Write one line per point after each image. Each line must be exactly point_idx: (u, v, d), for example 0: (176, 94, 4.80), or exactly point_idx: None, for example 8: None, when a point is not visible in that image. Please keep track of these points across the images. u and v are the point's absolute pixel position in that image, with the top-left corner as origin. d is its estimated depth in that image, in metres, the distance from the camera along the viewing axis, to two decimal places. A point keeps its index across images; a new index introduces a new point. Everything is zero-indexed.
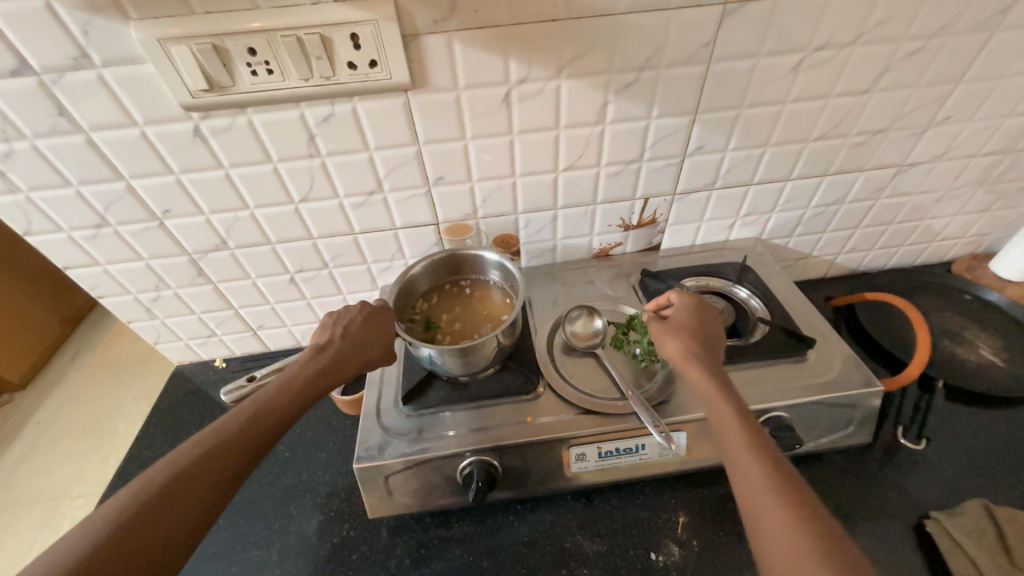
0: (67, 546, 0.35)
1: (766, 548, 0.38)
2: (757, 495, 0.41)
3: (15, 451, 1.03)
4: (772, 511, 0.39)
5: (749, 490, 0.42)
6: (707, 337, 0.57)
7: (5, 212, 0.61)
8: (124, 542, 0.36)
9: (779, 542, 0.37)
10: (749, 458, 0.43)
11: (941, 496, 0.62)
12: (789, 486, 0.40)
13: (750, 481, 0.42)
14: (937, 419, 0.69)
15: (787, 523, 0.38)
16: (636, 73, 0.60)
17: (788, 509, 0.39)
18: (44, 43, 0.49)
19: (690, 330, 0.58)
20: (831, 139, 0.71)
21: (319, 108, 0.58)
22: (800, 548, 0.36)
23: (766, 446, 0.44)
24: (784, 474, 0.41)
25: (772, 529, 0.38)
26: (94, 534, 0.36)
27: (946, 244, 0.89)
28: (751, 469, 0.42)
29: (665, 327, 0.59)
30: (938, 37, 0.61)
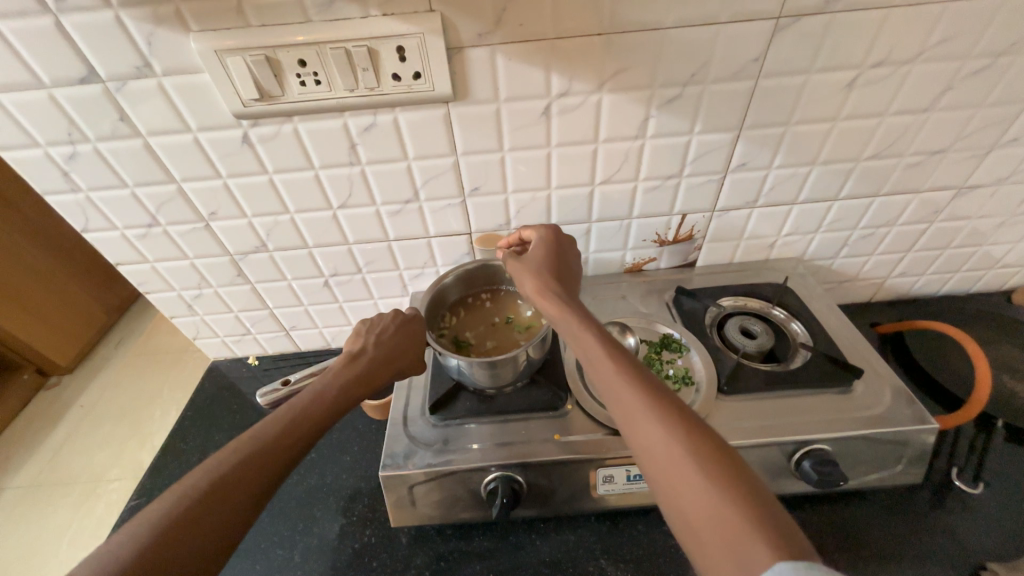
0: (114, 551, 0.35)
1: (654, 469, 0.38)
2: (638, 417, 0.40)
3: (60, 433, 1.08)
4: (653, 428, 0.38)
5: (630, 417, 0.40)
6: (562, 267, 0.58)
7: (67, 210, 0.65)
8: (166, 548, 0.36)
9: (687, 498, 0.35)
10: (623, 381, 0.42)
11: (1001, 547, 0.57)
12: (661, 397, 0.40)
13: (628, 406, 0.41)
14: (996, 462, 0.64)
15: (668, 437, 0.38)
16: (680, 88, 0.59)
17: (668, 423, 0.38)
18: (112, 53, 0.51)
19: (543, 263, 0.58)
20: (884, 159, 0.68)
21: (362, 117, 0.59)
22: (683, 460, 0.36)
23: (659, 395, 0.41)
24: (656, 388, 0.41)
25: (656, 448, 0.38)
26: (137, 540, 0.36)
27: (1008, 272, 0.83)
28: (626, 393, 0.41)
29: (525, 264, 0.58)
30: (1008, 55, 0.57)
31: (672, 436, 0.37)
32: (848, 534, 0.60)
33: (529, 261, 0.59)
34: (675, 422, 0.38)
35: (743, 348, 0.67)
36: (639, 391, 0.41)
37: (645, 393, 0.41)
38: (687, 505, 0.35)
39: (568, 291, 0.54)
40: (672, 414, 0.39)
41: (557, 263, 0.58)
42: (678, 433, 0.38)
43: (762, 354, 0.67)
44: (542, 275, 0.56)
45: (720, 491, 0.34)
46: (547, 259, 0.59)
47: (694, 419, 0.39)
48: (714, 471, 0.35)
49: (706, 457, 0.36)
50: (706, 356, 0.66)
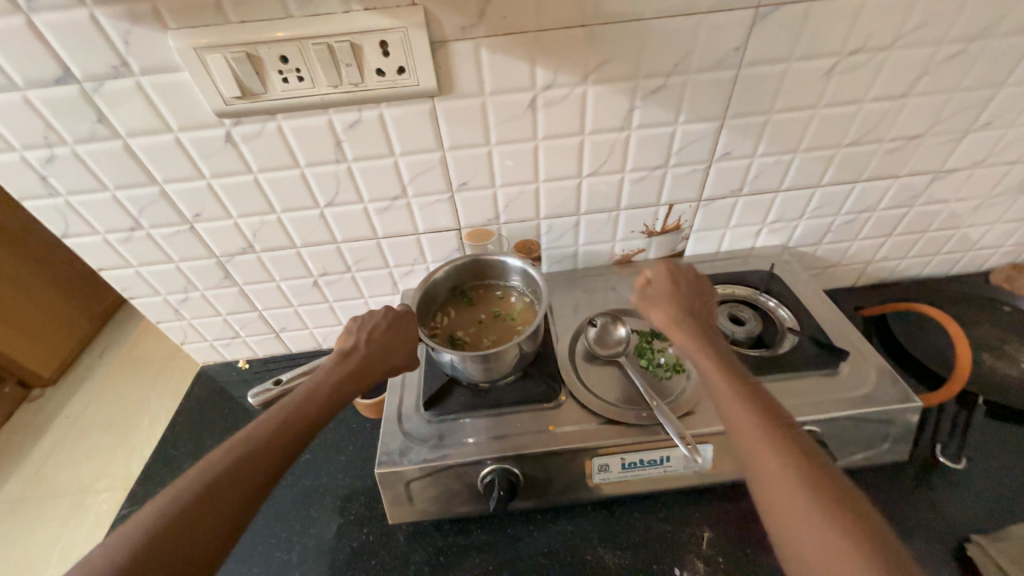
0: (107, 556, 0.35)
1: (775, 508, 0.40)
2: (758, 440, 0.44)
3: (46, 445, 1.06)
4: (773, 453, 0.42)
5: (748, 436, 0.44)
6: (698, 293, 0.62)
7: (46, 215, 0.63)
8: (159, 552, 0.36)
9: (811, 539, 0.37)
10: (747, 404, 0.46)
11: (983, 519, 0.59)
12: (790, 447, 0.43)
13: (749, 429, 0.44)
14: (977, 437, 0.66)
15: (788, 464, 0.41)
16: (663, 79, 0.60)
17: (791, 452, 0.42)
18: (88, 53, 0.50)
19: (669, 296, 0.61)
20: (864, 145, 0.69)
21: (346, 114, 0.58)
22: (808, 504, 0.39)
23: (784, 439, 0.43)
24: (776, 416, 0.45)
25: (771, 470, 0.42)
26: (130, 546, 0.36)
27: (985, 253, 0.86)
28: (750, 419, 0.45)
29: (659, 296, 0.61)
30: (980, 40, 0.59)
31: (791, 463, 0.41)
32: None
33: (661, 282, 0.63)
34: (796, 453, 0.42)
35: (732, 335, 0.68)
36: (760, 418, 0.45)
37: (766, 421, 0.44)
38: (795, 523, 0.38)
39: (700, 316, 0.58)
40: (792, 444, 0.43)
41: (692, 288, 0.62)
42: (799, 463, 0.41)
43: (750, 340, 0.68)
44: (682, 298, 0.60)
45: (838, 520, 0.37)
46: (659, 293, 0.61)
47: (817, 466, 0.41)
48: (831, 504, 0.38)
49: (825, 491, 0.39)
50: None
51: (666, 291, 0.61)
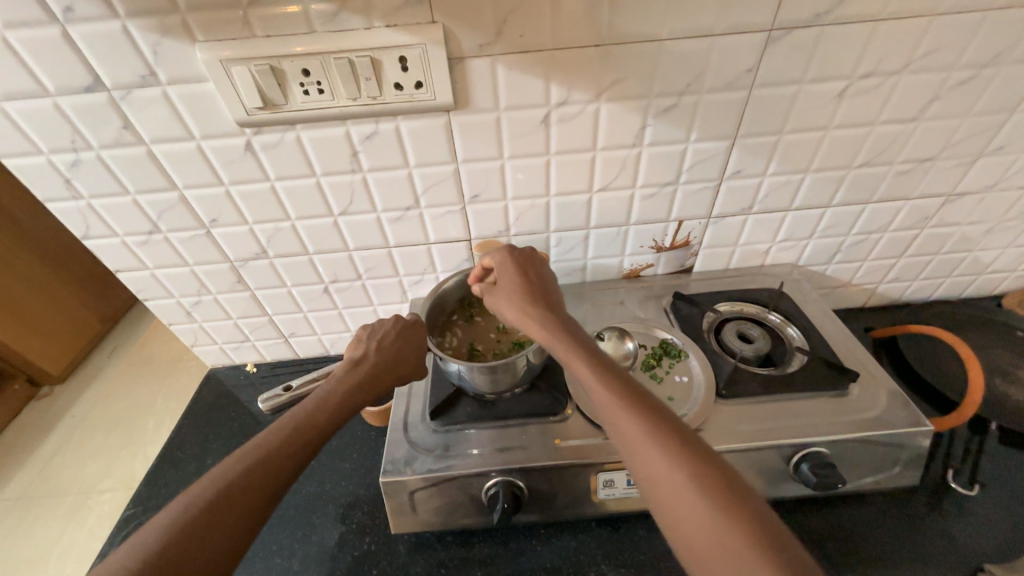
0: (121, 561, 0.35)
1: (655, 492, 0.39)
2: (671, 488, 0.38)
3: (52, 443, 1.07)
4: (642, 431, 0.41)
5: (659, 485, 0.39)
6: (552, 293, 0.57)
7: (68, 217, 0.65)
8: (172, 560, 0.36)
9: (690, 517, 0.37)
10: (648, 441, 0.40)
11: (997, 549, 0.57)
12: (655, 419, 0.42)
13: (654, 471, 0.39)
14: (990, 464, 0.65)
15: (707, 508, 0.36)
16: (676, 98, 0.60)
17: (706, 491, 0.37)
18: (119, 63, 0.52)
19: (519, 289, 0.56)
20: (875, 167, 0.69)
21: (364, 125, 0.60)
22: (678, 478, 0.38)
23: (646, 412, 0.42)
24: (678, 441, 0.40)
25: (691, 523, 0.36)
26: (144, 551, 0.36)
27: (997, 277, 0.85)
28: (651, 451, 0.40)
29: (502, 286, 0.58)
30: (992, 66, 0.59)
31: (711, 510, 0.36)
32: (846, 538, 0.60)
33: (507, 287, 0.57)
34: (712, 489, 0.37)
35: (741, 352, 0.68)
36: (666, 457, 0.39)
37: (672, 457, 0.39)
38: None
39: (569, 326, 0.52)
40: (704, 478, 0.38)
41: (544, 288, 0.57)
42: (715, 502, 0.36)
43: (759, 358, 0.68)
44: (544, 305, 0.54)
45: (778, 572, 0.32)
46: (503, 282, 0.58)
47: (681, 433, 0.41)
48: (699, 473, 0.38)
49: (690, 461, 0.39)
50: (704, 360, 0.67)
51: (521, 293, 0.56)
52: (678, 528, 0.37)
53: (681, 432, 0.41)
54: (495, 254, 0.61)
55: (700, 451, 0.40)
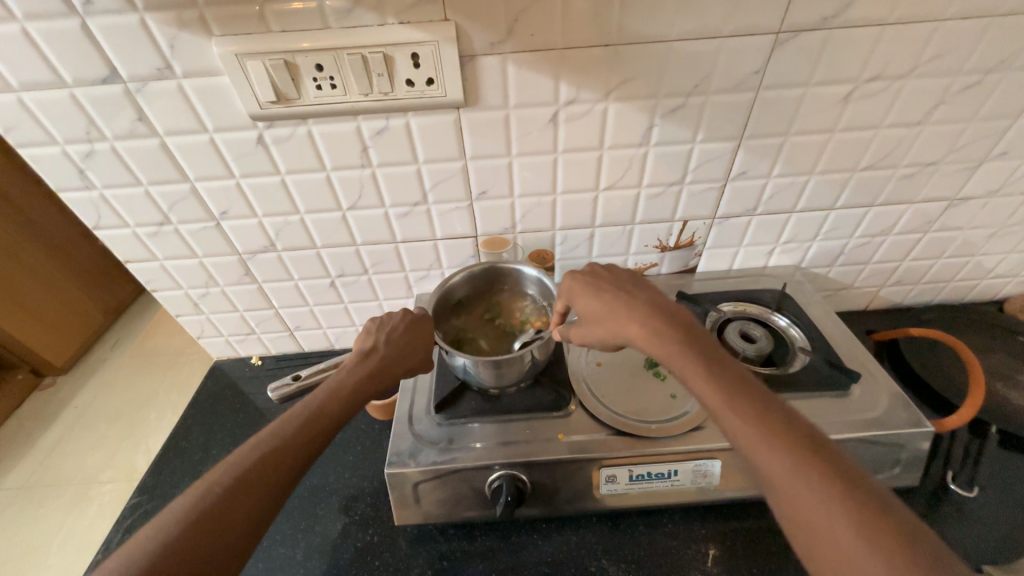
0: (144, 545, 0.38)
1: (750, 453, 0.41)
2: (759, 449, 0.41)
3: (54, 433, 1.07)
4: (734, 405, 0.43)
5: (749, 446, 0.41)
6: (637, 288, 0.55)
7: (81, 206, 0.66)
8: (195, 544, 0.39)
9: (779, 475, 0.39)
10: (756, 422, 0.42)
11: (995, 550, 0.58)
12: (741, 396, 0.43)
13: (766, 455, 0.40)
14: (990, 467, 0.66)
15: (795, 470, 0.39)
16: (683, 98, 0.61)
17: (790, 453, 0.40)
18: (135, 56, 0.53)
19: (610, 292, 0.55)
20: (879, 170, 0.70)
21: (374, 121, 0.60)
22: (767, 445, 0.40)
23: (733, 393, 0.44)
24: (766, 416, 0.42)
25: (788, 489, 0.39)
26: (166, 535, 0.39)
27: (998, 282, 0.86)
28: (742, 421, 0.42)
29: (597, 294, 0.56)
30: (997, 72, 0.60)
31: (799, 471, 0.39)
32: None
33: (600, 294, 0.56)
34: (795, 452, 0.40)
35: (743, 351, 0.69)
36: (790, 457, 0.39)
37: (769, 431, 0.41)
38: (828, 539, 0.36)
39: (662, 307, 0.52)
40: (788, 446, 0.40)
41: (643, 289, 0.55)
42: (799, 466, 0.39)
43: (760, 358, 0.68)
44: (624, 290, 0.55)
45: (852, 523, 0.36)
46: (593, 297, 0.56)
47: (769, 411, 0.42)
48: (784, 438, 0.40)
49: (777, 431, 0.41)
50: None
51: (609, 297, 0.55)
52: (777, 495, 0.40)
53: (767, 405, 0.43)
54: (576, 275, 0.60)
55: (799, 427, 0.42)
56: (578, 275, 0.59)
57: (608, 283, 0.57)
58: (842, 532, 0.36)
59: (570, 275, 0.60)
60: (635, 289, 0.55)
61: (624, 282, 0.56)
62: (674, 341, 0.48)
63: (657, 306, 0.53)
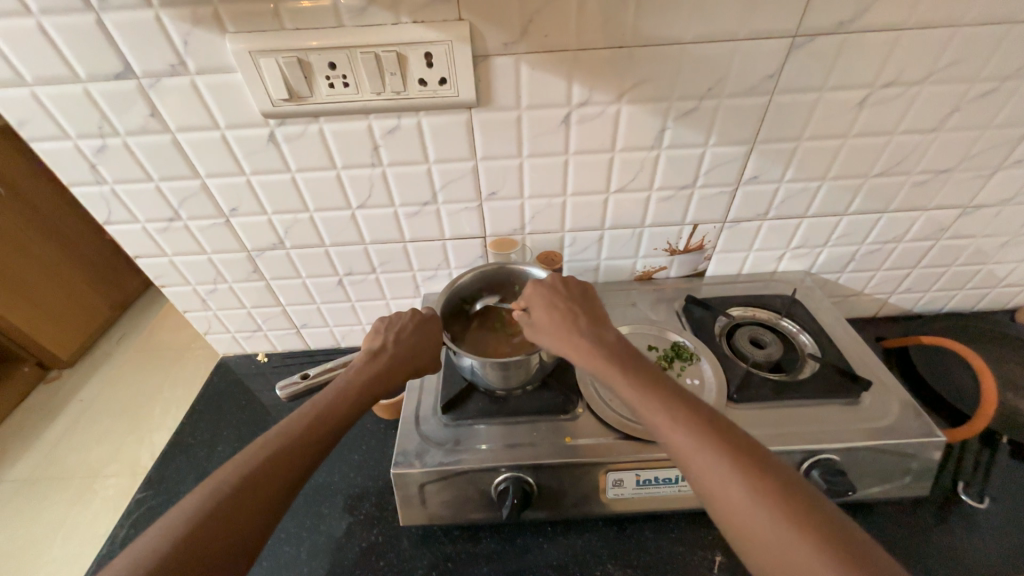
0: (153, 543, 0.38)
1: (691, 468, 0.42)
2: (699, 462, 0.42)
3: (60, 426, 1.08)
4: (674, 420, 0.44)
5: (690, 460, 0.42)
6: (584, 307, 0.57)
7: (92, 201, 0.66)
8: (204, 542, 0.39)
9: (718, 487, 0.40)
10: (695, 435, 0.43)
11: (1006, 562, 0.57)
12: (682, 410, 0.45)
13: (706, 468, 0.41)
14: (1001, 479, 0.65)
15: (733, 481, 0.40)
16: (697, 101, 0.61)
17: (728, 464, 0.41)
18: (148, 52, 0.53)
19: (558, 310, 0.56)
20: (892, 176, 0.69)
21: (386, 120, 0.60)
22: (706, 457, 0.41)
23: (673, 407, 0.45)
24: (705, 428, 0.43)
25: (728, 500, 0.40)
26: (175, 533, 0.39)
27: (1011, 291, 0.85)
28: (681, 435, 0.43)
29: (546, 311, 0.57)
30: (1015, 78, 0.59)
31: (737, 481, 0.40)
32: None
33: (549, 312, 0.57)
34: (734, 463, 0.41)
35: (752, 357, 0.68)
36: (728, 468, 0.40)
37: (706, 444, 0.42)
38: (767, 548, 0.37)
39: (601, 329, 0.54)
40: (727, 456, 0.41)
41: (588, 309, 0.57)
42: (737, 476, 0.40)
43: (769, 364, 0.68)
44: (572, 308, 0.56)
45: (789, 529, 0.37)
46: (543, 313, 0.57)
47: (709, 422, 0.44)
48: (722, 449, 0.41)
49: (714, 443, 0.42)
50: (716, 364, 0.67)
51: (558, 314, 0.56)
52: (718, 506, 0.40)
53: (706, 416, 0.44)
54: (529, 290, 0.60)
55: (736, 435, 0.43)
56: (531, 291, 0.59)
57: (555, 301, 0.58)
58: (780, 539, 0.37)
59: (525, 289, 0.60)
60: (583, 308, 0.57)
61: (567, 301, 0.58)
62: (613, 362, 0.50)
63: (601, 326, 0.55)
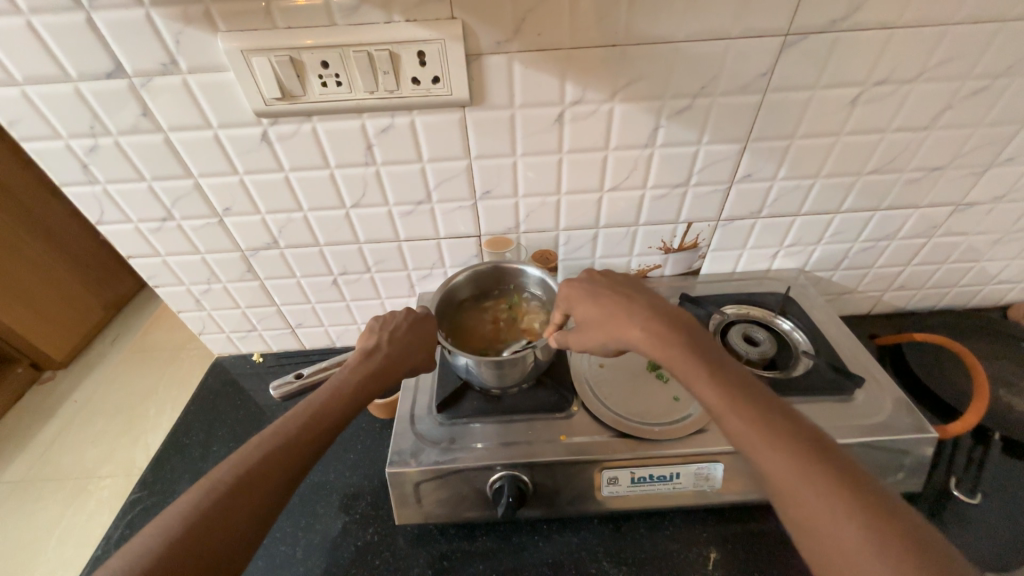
0: (147, 543, 0.38)
1: (748, 450, 0.42)
2: (757, 445, 0.42)
3: (54, 427, 1.07)
4: (732, 403, 0.44)
5: (747, 443, 0.42)
6: (636, 293, 0.56)
7: (84, 201, 0.66)
8: (198, 542, 0.39)
9: (777, 470, 0.40)
10: (753, 418, 0.43)
11: (997, 557, 0.58)
12: (739, 394, 0.44)
13: (764, 451, 0.41)
14: (993, 474, 0.65)
15: (792, 465, 0.40)
16: (690, 99, 0.61)
17: (786, 448, 0.41)
18: (140, 51, 0.53)
19: (608, 297, 0.55)
20: (885, 174, 0.70)
21: (379, 119, 0.60)
22: (764, 441, 0.41)
23: (730, 390, 0.45)
24: (764, 412, 0.43)
25: (785, 484, 0.40)
26: (170, 533, 0.38)
27: (1002, 288, 0.85)
28: (739, 418, 0.43)
29: (598, 299, 0.56)
30: (1005, 77, 0.60)
31: (797, 465, 0.40)
32: None
33: (600, 297, 0.56)
34: (792, 447, 0.41)
35: (746, 355, 0.68)
36: (787, 452, 0.40)
37: (765, 428, 0.42)
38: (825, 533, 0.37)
39: (663, 312, 0.52)
40: (786, 441, 0.41)
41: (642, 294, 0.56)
42: (796, 460, 0.40)
43: (764, 361, 0.68)
44: (623, 294, 0.55)
45: (850, 515, 0.37)
46: (592, 301, 0.56)
47: (767, 407, 0.43)
48: (780, 433, 0.41)
49: (772, 426, 0.42)
50: None
51: (610, 301, 0.55)
52: (774, 489, 0.41)
53: (763, 401, 0.44)
54: (577, 280, 0.59)
55: (795, 420, 0.43)
56: (578, 281, 0.59)
57: (608, 287, 0.57)
58: (839, 525, 0.37)
59: (570, 280, 0.60)
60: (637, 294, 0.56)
61: (622, 287, 0.57)
62: (673, 347, 0.49)
63: (656, 310, 0.54)
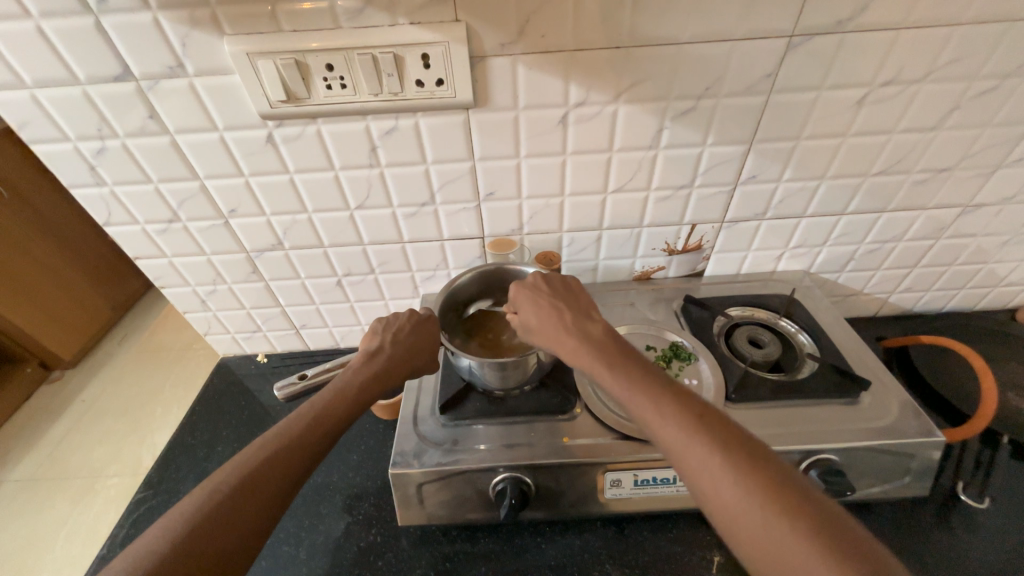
0: (152, 543, 0.38)
1: (680, 461, 0.40)
2: (687, 454, 0.40)
3: (61, 426, 1.08)
4: (662, 411, 0.42)
5: (678, 453, 0.41)
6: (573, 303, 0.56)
7: (91, 203, 0.66)
8: (201, 543, 0.39)
9: (708, 478, 0.39)
10: (682, 424, 0.41)
11: (1006, 563, 0.57)
12: (669, 401, 0.43)
13: (694, 460, 0.39)
14: (1002, 479, 0.64)
15: (723, 473, 0.38)
16: (694, 101, 0.61)
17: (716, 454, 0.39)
18: (147, 54, 0.53)
19: (546, 308, 0.55)
20: (892, 175, 0.69)
21: (383, 121, 0.60)
22: (694, 449, 0.40)
23: (659, 397, 0.44)
24: (694, 418, 0.41)
25: (716, 493, 0.38)
26: (174, 533, 0.39)
27: (1011, 290, 0.84)
28: (668, 426, 0.41)
29: (535, 311, 0.56)
30: (1014, 77, 0.59)
31: (727, 472, 0.38)
32: None
33: (537, 309, 0.56)
34: (722, 453, 0.39)
35: (750, 357, 0.68)
36: (716, 458, 0.39)
37: (694, 434, 0.40)
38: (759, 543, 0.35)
39: (585, 321, 0.53)
40: (715, 447, 0.39)
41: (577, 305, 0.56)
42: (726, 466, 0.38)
43: (767, 364, 0.68)
44: (560, 305, 0.55)
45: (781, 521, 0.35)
46: (531, 312, 0.56)
47: (696, 411, 0.42)
48: (709, 438, 0.40)
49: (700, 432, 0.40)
50: (714, 364, 0.67)
51: (547, 311, 0.55)
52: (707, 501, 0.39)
53: (693, 406, 0.43)
54: (516, 291, 0.59)
55: (726, 423, 0.41)
56: (521, 289, 0.59)
57: (545, 296, 0.57)
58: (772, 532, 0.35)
59: (512, 289, 0.60)
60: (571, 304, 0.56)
61: (560, 298, 0.57)
62: (597, 356, 0.49)
63: (590, 321, 0.53)
